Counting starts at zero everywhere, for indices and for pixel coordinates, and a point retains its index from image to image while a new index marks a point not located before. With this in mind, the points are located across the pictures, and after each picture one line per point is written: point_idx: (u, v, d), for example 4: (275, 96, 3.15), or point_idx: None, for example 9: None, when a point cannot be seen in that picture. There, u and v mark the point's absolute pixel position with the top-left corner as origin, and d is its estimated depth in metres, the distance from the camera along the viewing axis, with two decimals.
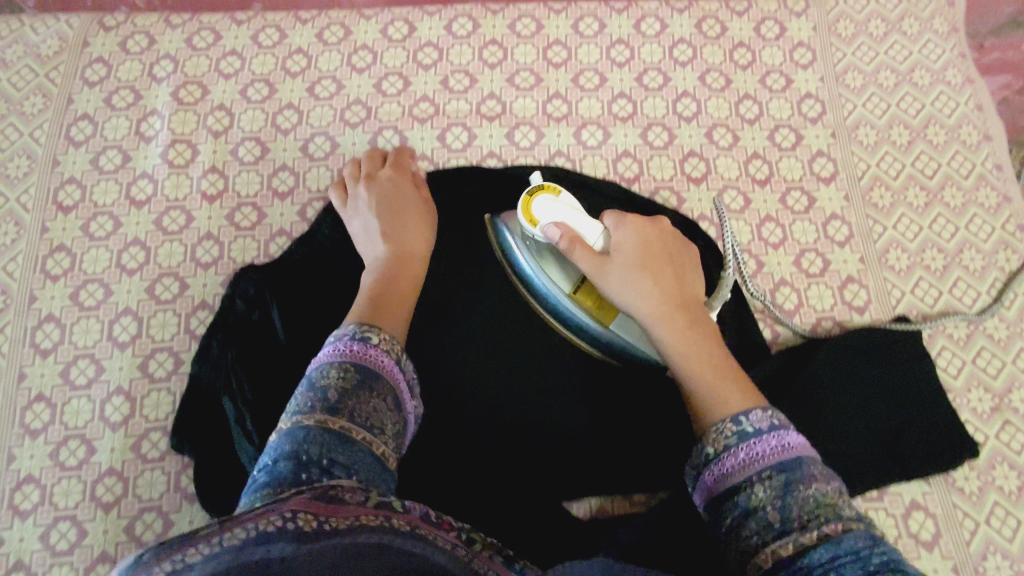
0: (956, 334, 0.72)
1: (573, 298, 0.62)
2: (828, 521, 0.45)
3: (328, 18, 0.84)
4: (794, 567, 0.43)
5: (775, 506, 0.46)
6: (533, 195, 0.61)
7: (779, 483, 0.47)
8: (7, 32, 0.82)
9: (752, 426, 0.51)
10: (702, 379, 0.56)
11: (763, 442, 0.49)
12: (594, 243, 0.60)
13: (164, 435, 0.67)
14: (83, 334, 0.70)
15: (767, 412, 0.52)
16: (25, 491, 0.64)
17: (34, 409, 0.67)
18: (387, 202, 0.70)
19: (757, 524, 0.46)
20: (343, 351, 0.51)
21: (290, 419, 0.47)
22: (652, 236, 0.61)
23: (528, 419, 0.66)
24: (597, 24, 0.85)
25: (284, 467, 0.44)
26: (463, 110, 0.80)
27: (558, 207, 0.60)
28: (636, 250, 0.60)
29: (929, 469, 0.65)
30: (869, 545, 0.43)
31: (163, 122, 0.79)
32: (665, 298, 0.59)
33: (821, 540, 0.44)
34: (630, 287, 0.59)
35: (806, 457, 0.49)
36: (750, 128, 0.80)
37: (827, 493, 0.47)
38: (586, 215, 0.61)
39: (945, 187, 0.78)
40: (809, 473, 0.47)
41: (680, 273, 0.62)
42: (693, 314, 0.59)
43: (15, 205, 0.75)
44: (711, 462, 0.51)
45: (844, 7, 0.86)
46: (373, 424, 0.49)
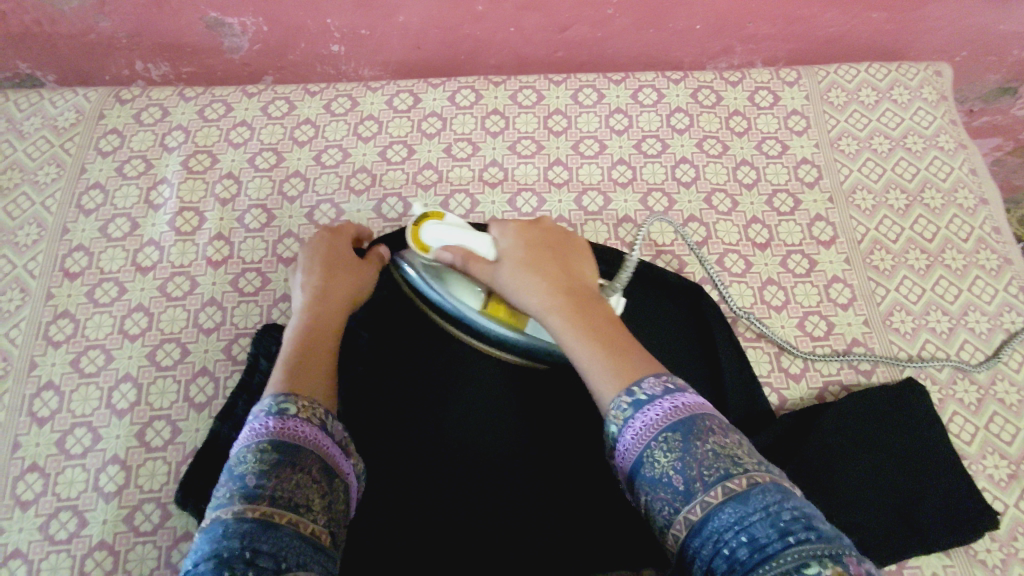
0: (967, 398, 0.71)
1: (485, 314, 0.63)
2: (732, 477, 0.43)
3: (336, 90, 0.87)
4: (704, 534, 0.43)
5: (675, 469, 0.45)
6: (419, 225, 0.63)
7: (678, 446, 0.45)
8: (27, 105, 0.85)
9: (645, 392, 0.48)
10: (597, 361, 0.51)
11: (656, 407, 0.47)
12: (484, 255, 0.61)
13: (158, 507, 0.65)
14: (82, 402, 0.69)
15: (661, 378, 0.49)
16: (11, 566, 0.62)
17: (26, 479, 0.66)
18: (323, 257, 0.68)
19: (666, 494, 0.45)
20: (261, 430, 0.48)
21: (212, 514, 0.44)
22: (536, 235, 0.62)
23: (482, 481, 0.62)
24: (596, 94, 0.87)
25: (205, 570, 0.40)
26: (466, 177, 0.82)
27: (444, 229, 0.62)
28: (520, 249, 0.60)
29: (946, 542, 0.62)
30: (778, 500, 0.42)
31: (172, 190, 0.81)
32: (554, 287, 0.57)
33: (728, 498, 0.43)
34: (521, 283, 0.58)
35: (700, 412, 0.47)
36: (749, 193, 0.82)
37: (726, 445, 0.45)
38: (473, 231, 0.62)
39: (945, 250, 0.78)
40: (705, 428, 0.46)
41: (569, 260, 0.60)
42: (586, 296, 0.57)
43: (22, 272, 0.76)
44: (614, 443, 0.48)
45: (835, 76, 0.89)
46: (299, 501, 0.45)
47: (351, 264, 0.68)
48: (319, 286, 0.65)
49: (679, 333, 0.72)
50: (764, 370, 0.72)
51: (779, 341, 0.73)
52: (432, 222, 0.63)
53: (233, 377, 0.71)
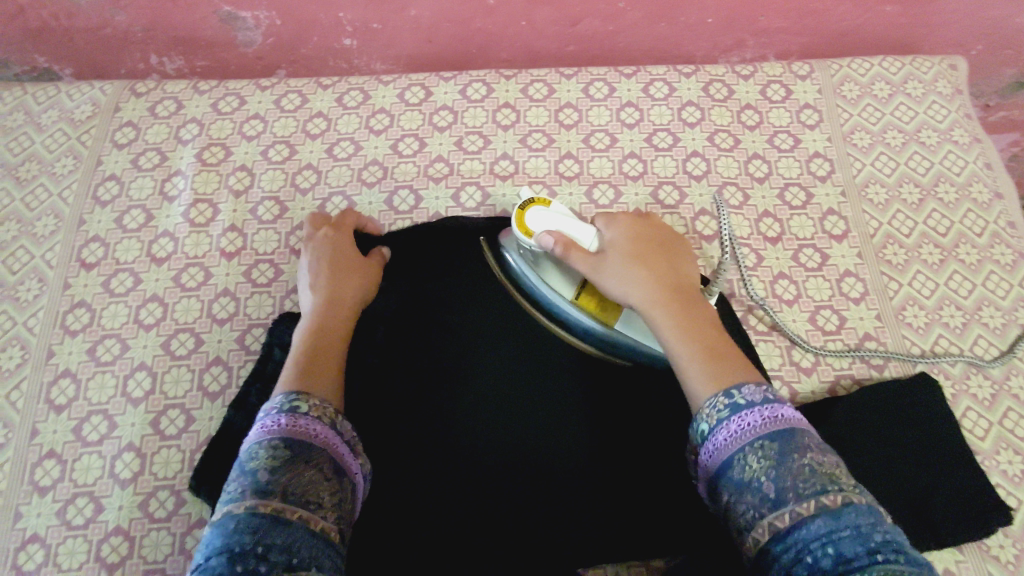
0: (980, 394, 0.70)
1: (576, 305, 0.63)
2: (826, 492, 0.43)
3: (348, 83, 0.88)
4: (788, 542, 0.42)
5: (768, 476, 0.45)
6: (524, 209, 0.63)
7: (774, 453, 0.45)
8: (44, 98, 0.86)
9: (744, 398, 0.49)
10: (698, 363, 0.53)
11: (755, 414, 0.48)
12: (587, 246, 0.61)
13: (172, 494, 0.66)
14: (98, 390, 0.70)
15: (761, 386, 0.50)
16: (30, 550, 0.63)
17: (44, 466, 0.67)
18: (332, 260, 0.70)
19: (753, 497, 0.45)
20: (272, 429, 0.49)
21: (223, 509, 0.44)
22: (640, 231, 0.62)
23: (501, 467, 0.62)
24: (607, 88, 0.87)
25: (217, 564, 0.40)
26: (477, 170, 0.82)
27: (550, 216, 0.62)
28: (626, 245, 0.60)
29: (959, 538, 0.62)
30: (872, 522, 0.41)
31: (186, 182, 0.81)
32: (658, 286, 0.58)
33: (820, 511, 0.42)
34: (623, 278, 0.58)
35: (799, 427, 0.47)
36: (760, 186, 0.81)
37: (823, 464, 0.45)
38: (577, 221, 0.62)
39: (959, 245, 0.78)
40: (804, 443, 0.46)
41: (672, 259, 0.61)
42: (688, 296, 0.58)
43: (39, 262, 0.77)
44: (704, 441, 0.50)
45: (848, 70, 0.88)
46: (309, 498, 0.46)
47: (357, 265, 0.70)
48: (328, 290, 0.67)
49: None
50: (776, 363, 0.72)
51: (790, 335, 0.73)
52: (538, 208, 0.62)
53: (246, 366, 0.71)
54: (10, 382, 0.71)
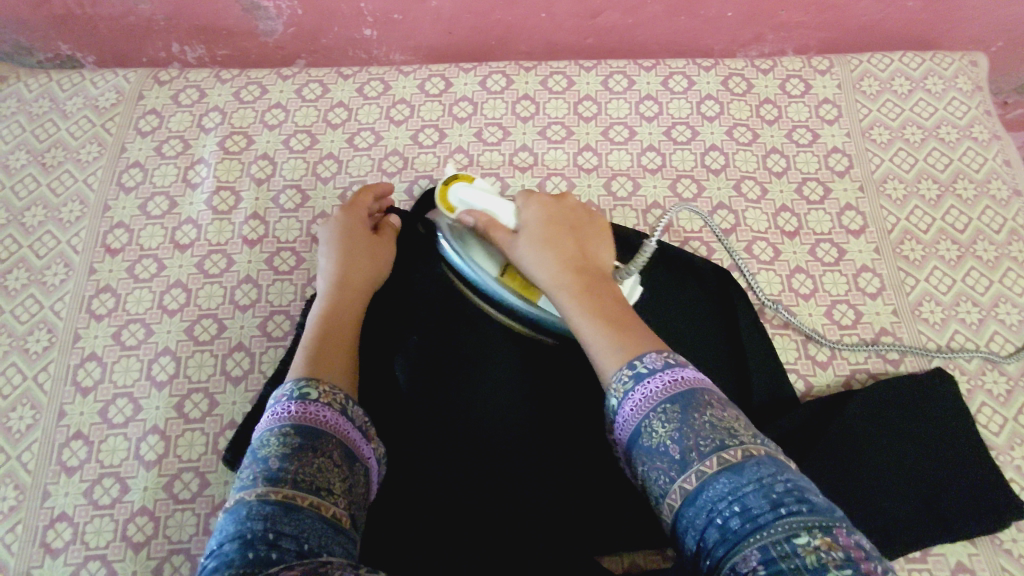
0: (996, 389, 0.71)
1: (501, 281, 0.66)
2: (726, 447, 0.44)
3: (368, 73, 0.88)
4: (698, 504, 0.43)
5: (673, 439, 0.45)
6: (448, 185, 0.67)
7: (676, 416, 0.46)
8: (69, 85, 0.87)
9: (646, 366, 0.49)
10: (597, 331, 0.53)
11: (656, 379, 0.48)
12: (500, 224, 0.63)
13: (196, 476, 0.67)
14: (123, 373, 0.72)
15: (664, 353, 0.50)
16: (58, 528, 0.65)
17: (71, 447, 0.68)
18: (345, 245, 0.70)
19: (662, 462, 0.46)
20: (283, 416, 0.50)
21: (236, 496, 0.45)
22: (556, 210, 0.63)
23: (509, 453, 0.63)
24: (626, 81, 0.88)
25: (231, 550, 0.41)
26: (496, 161, 0.83)
27: (472, 190, 0.65)
28: (538, 222, 0.62)
29: (972, 531, 0.63)
30: (771, 472, 0.43)
31: (209, 170, 0.82)
32: (562, 262, 0.58)
33: (723, 468, 0.43)
34: (531, 250, 0.60)
35: (697, 386, 0.47)
36: (778, 181, 0.82)
37: (722, 419, 0.46)
38: (499, 198, 0.65)
39: (977, 241, 0.78)
40: (703, 402, 0.47)
41: (584, 239, 0.61)
42: (593, 270, 0.59)
43: (65, 247, 0.78)
44: (613, 415, 0.50)
45: (867, 65, 0.88)
46: (319, 485, 0.46)
47: (369, 251, 0.70)
48: (340, 275, 0.68)
49: (704, 325, 0.72)
50: (792, 356, 0.73)
51: (806, 330, 0.74)
52: (460, 184, 0.66)
53: (268, 352, 0.72)
54: (37, 365, 0.72)
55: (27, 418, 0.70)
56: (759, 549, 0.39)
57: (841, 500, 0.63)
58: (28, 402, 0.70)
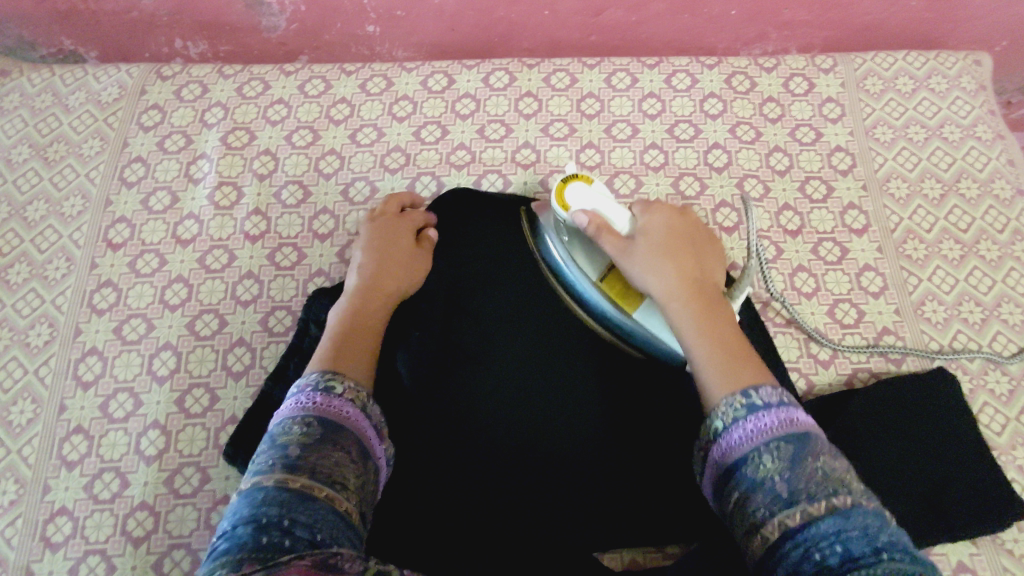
0: (998, 390, 0.71)
1: (599, 286, 0.61)
2: (837, 495, 0.44)
3: (371, 70, 0.88)
4: (798, 540, 0.43)
5: (783, 476, 0.45)
6: (565, 183, 0.63)
7: (789, 455, 0.46)
8: (72, 80, 0.87)
9: (761, 399, 0.49)
10: (717, 360, 0.53)
11: (771, 415, 0.48)
12: (620, 229, 0.61)
13: (196, 471, 0.67)
14: (124, 368, 0.72)
15: (778, 390, 0.50)
16: (58, 523, 0.65)
17: (72, 441, 0.68)
18: (381, 242, 0.69)
19: (766, 495, 0.45)
20: (306, 404, 0.50)
21: (252, 479, 0.45)
22: (675, 224, 0.62)
23: (514, 451, 0.63)
24: (629, 78, 0.87)
25: (244, 533, 0.41)
26: (499, 158, 0.82)
27: (590, 193, 0.62)
28: (658, 235, 0.60)
29: (974, 530, 0.63)
30: (876, 524, 0.43)
31: (211, 165, 0.82)
32: (680, 281, 0.58)
33: (831, 512, 0.43)
34: (649, 268, 0.58)
35: (813, 432, 0.48)
36: (781, 179, 0.82)
37: (834, 468, 0.46)
38: (617, 205, 0.62)
39: (980, 241, 0.78)
40: (817, 448, 0.47)
41: (699, 259, 0.60)
42: (711, 294, 0.58)
43: (67, 241, 0.78)
44: (717, 437, 0.50)
45: (871, 64, 0.88)
46: (335, 478, 0.46)
47: (401, 253, 0.69)
48: (372, 272, 0.67)
49: None
50: (793, 355, 0.73)
51: (808, 328, 0.73)
52: (579, 184, 0.62)
53: (270, 348, 0.72)
54: (38, 359, 0.72)
55: (27, 412, 0.70)
56: None
57: None
58: (29, 396, 0.70)
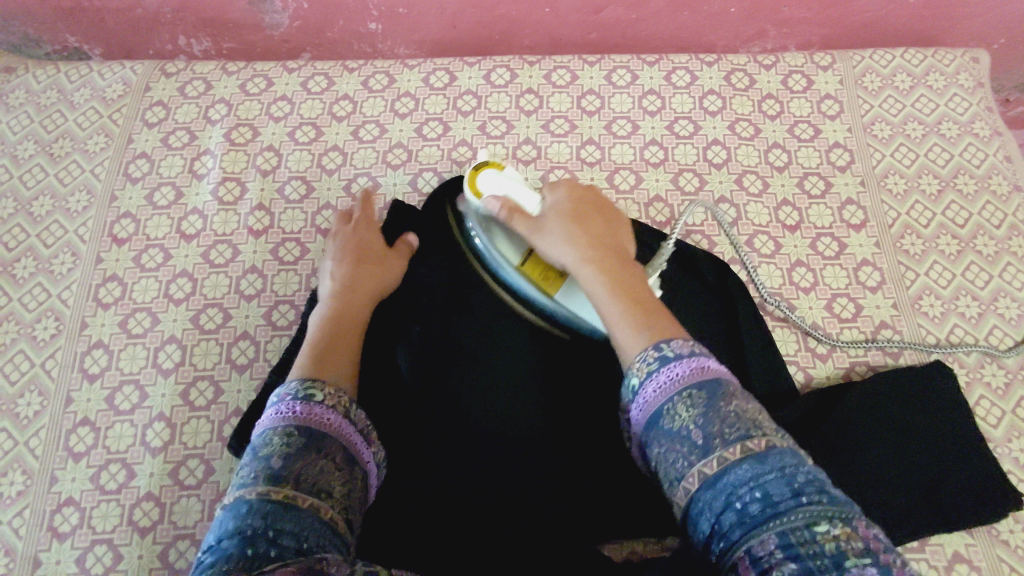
0: (995, 382, 0.71)
1: (521, 271, 0.65)
2: (752, 437, 0.46)
3: (373, 67, 0.89)
4: (718, 488, 0.45)
5: (697, 424, 0.47)
6: (477, 172, 0.66)
7: (702, 402, 0.47)
8: (76, 77, 0.88)
9: (672, 352, 0.51)
10: (627, 319, 0.55)
11: (682, 365, 0.49)
12: (530, 211, 0.65)
13: (201, 463, 0.68)
14: (130, 361, 0.72)
15: (689, 343, 0.52)
16: (65, 513, 0.65)
17: (78, 432, 0.69)
18: (352, 247, 0.72)
19: (683, 445, 0.47)
20: (286, 414, 0.51)
21: (235, 493, 0.46)
22: (582, 199, 0.65)
23: (506, 445, 0.63)
24: (630, 75, 0.88)
25: (231, 545, 0.42)
26: (499, 154, 0.83)
27: (501, 179, 0.66)
28: (564, 210, 0.64)
29: (968, 521, 0.64)
30: (792, 462, 0.44)
31: (214, 160, 0.83)
32: (590, 250, 0.60)
33: (748, 455, 0.45)
34: (557, 237, 0.61)
35: (722, 377, 0.49)
36: (780, 175, 0.82)
37: (746, 410, 0.48)
38: (526, 187, 0.66)
39: (977, 236, 0.78)
40: (727, 392, 0.48)
41: (608, 229, 0.64)
42: (620, 258, 0.61)
43: (73, 236, 0.79)
44: (634, 395, 0.51)
45: (869, 61, 0.89)
46: (320, 487, 0.47)
47: (378, 262, 0.72)
48: (348, 277, 0.69)
49: (708, 320, 0.73)
50: (791, 349, 0.73)
51: (807, 323, 0.74)
52: (489, 172, 0.66)
53: (273, 341, 0.73)
54: (45, 352, 0.73)
55: (34, 404, 0.70)
56: (778, 533, 0.41)
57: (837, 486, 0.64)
58: (35, 388, 0.71)
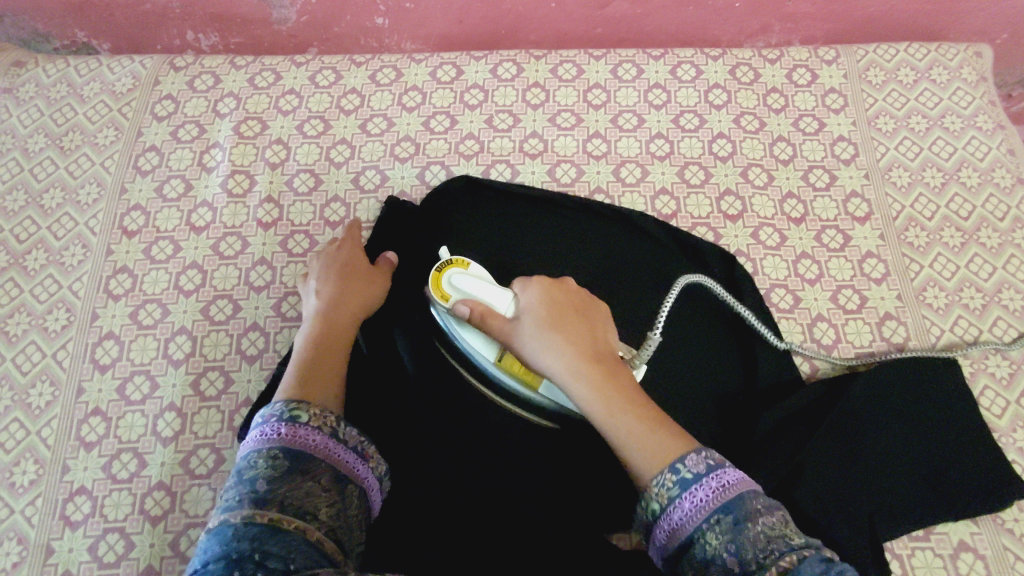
0: (999, 373, 0.72)
1: (499, 366, 0.63)
2: (781, 553, 0.45)
3: (381, 61, 0.90)
4: None
5: (728, 550, 0.47)
6: (441, 271, 0.64)
7: (728, 525, 0.47)
8: (86, 71, 0.88)
9: (690, 471, 0.50)
10: (629, 434, 0.54)
11: (703, 487, 0.50)
12: (504, 313, 0.62)
13: (212, 452, 0.68)
14: (141, 351, 0.73)
15: (702, 455, 0.52)
16: (77, 502, 0.66)
17: (90, 422, 0.70)
18: (338, 264, 0.71)
19: (719, 572, 0.47)
20: (271, 437, 0.52)
21: (220, 517, 0.47)
22: (559, 297, 0.62)
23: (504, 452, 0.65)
24: (635, 69, 0.89)
25: (216, 569, 0.43)
26: (506, 147, 0.84)
27: (468, 280, 0.63)
28: (541, 313, 0.61)
29: (974, 508, 0.64)
30: (827, 571, 0.44)
31: (223, 153, 0.83)
32: (578, 356, 0.58)
33: (782, 574, 0.44)
34: (542, 346, 0.59)
35: (744, 491, 0.49)
36: (785, 168, 0.83)
37: (772, 525, 0.47)
38: (496, 286, 0.63)
39: (981, 228, 0.79)
40: (752, 508, 0.48)
41: (591, 328, 0.61)
42: (609, 363, 0.59)
43: (83, 228, 0.79)
44: (661, 521, 0.51)
45: (873, 56, 0.89)
46: (306, 509, 0.48)
47: (365, 278, 0.70)
48: (333, 294, 0.68)
49: (714, 319, 0.74)
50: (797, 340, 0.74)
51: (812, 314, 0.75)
52: (454, 271, 0.63)
53: (283, 332, 0.74)
54: (56, 343, 0.73)
55: (46, 395, 0.71)
56: None
57: (841, 479, 0.65)
58: (47, 378, 0.72)
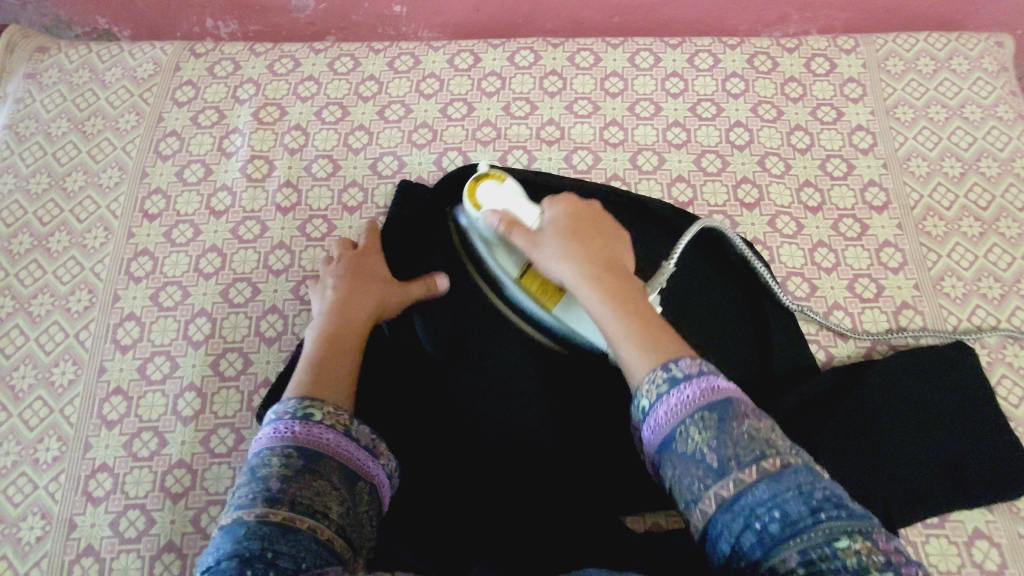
0: (1017, 363, 0.71)
1: (519, 283, 0.65)
2: (766, 456, 0.46)
3: (398, 49, 0.90)
4: (735, 509, 0.45)
5: (712, 447, 0.46)
6: (477, 182, 0.66)
7: (715, 424, 0.47)
8: (108, 57, 0.89)
9: (682, 371, 0.50)
10: (633, 343, 0.54)
11: (694, 387, 0.49)
12: (529, 224, 0.63)
13: (231, 432, 0.69)
14: (161, 333, 0.74)
15: (696, 360, 0.51)
16: (99, 479, 0.67)
17: (111, 401, 0.71)
18: (351, 264, 0.70)
19: (698, 467, 0.47)
20: (284, 435, 0.51)
21: (233, 514, 0.47)
22: (582, 218, 0.63)
23: (516, 440, 0.66)
24: (653, 58, 0.89)
25: (228, 567, 0.43)
26: (523, 134, 0.84)
27: (501, 192, 0.65)
28: (564, 226, 0.62)
29: (988, 498, 0.64)
30: (808, 480, 0.45)
31: (243, 139, 0.84)
32: (591, 265, 0.59)
33: (764, 476, 0.45)
34: (559, 255, 0.60)
35: (734, 397, 0.49)
36: (802, 157, 0.83)
37: (759, 430, 0.47)
38: (526, 200, 0.65)
39: (1000, 219, 0.79)
40: (740, 412, 0.48)
41: (608, 247, 0.62)
42: (622, 278, 0.60)
43: (105, 212, 0.80)
44: (644, 417, 0.50)
45: (893, 45, 0.89)
46: (317, 508, 0.48)
47: (377, 279, 0.69)
48: (345, 294, 0.67)
49: (728, 303, 0.74)
50: (813, 328, 0.74)
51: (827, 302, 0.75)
52: (489, 183, 0.66)
53: (301, 315, 0.74)
54: (78, 323, 0.74)
55: (69, 373, 0.72)
56: (798, 552, 0.42)
57: (855, 473, 0.64)
58: (70, 358, 0.73)
